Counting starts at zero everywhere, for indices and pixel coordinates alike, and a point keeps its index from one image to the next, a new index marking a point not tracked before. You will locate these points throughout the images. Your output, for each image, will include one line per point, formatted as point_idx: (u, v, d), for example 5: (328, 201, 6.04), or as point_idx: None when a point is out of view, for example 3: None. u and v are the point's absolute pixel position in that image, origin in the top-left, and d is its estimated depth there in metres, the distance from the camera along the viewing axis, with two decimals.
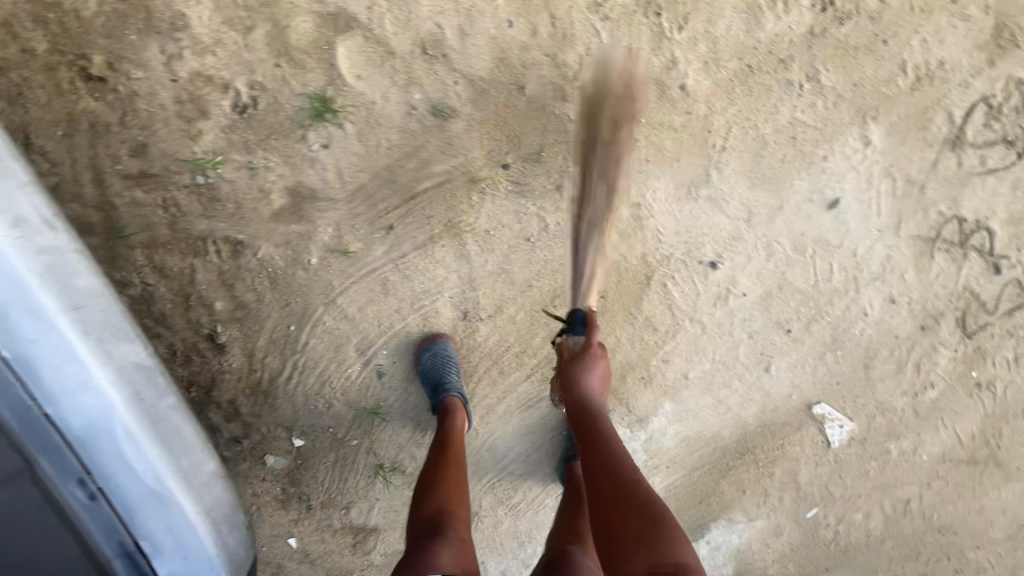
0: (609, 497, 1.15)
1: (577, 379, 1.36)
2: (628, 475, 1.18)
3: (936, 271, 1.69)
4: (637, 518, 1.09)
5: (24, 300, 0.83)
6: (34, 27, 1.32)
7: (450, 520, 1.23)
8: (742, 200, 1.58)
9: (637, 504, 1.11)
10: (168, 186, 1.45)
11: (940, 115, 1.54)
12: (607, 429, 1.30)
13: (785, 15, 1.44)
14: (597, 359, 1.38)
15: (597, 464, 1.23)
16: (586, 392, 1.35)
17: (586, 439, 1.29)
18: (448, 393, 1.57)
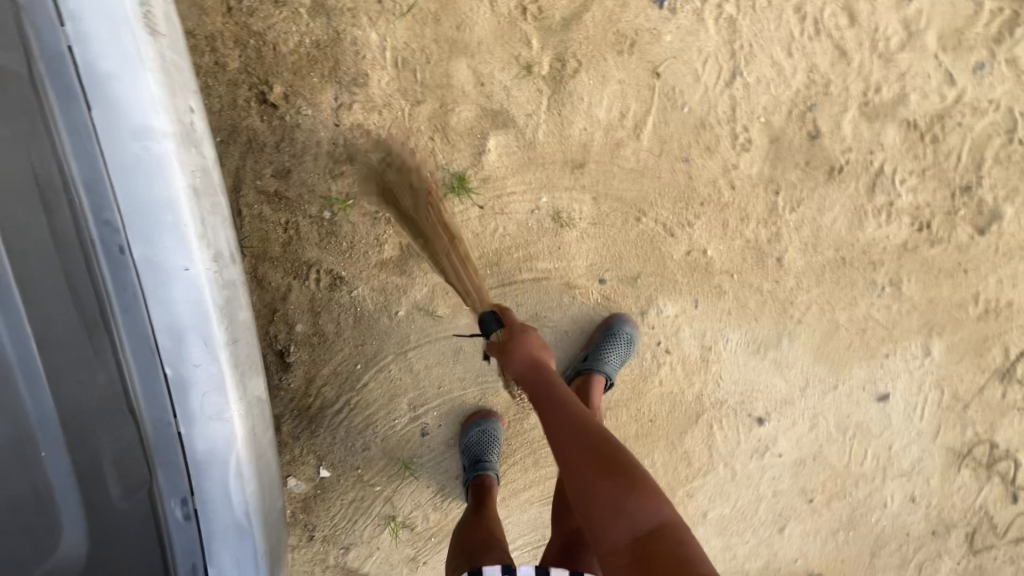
0: (575, 464, 1.09)
1: (519, 352, 1.22)
2: (590, 434, 1.12)
3: (959, 483, 1.77)
4: (608, 478, 1.05)
5: (200, 326, 0.88)
6: (233, 47, 1.44)
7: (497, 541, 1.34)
8: (803, 370, 1.68)
9: (611, 464, 1.07)
10: (296, 212, 1.55)
11: (997, 347, 1.67)
12: (559, 383, 1.22)
13: (885, 224, 1.58)
14: (531, 330, 1.26)
15: (558, 425, 1.15)
16: (537, 359, 1.22)
17: (540, 395, 1.20)
18: (485, 472, 1.62)
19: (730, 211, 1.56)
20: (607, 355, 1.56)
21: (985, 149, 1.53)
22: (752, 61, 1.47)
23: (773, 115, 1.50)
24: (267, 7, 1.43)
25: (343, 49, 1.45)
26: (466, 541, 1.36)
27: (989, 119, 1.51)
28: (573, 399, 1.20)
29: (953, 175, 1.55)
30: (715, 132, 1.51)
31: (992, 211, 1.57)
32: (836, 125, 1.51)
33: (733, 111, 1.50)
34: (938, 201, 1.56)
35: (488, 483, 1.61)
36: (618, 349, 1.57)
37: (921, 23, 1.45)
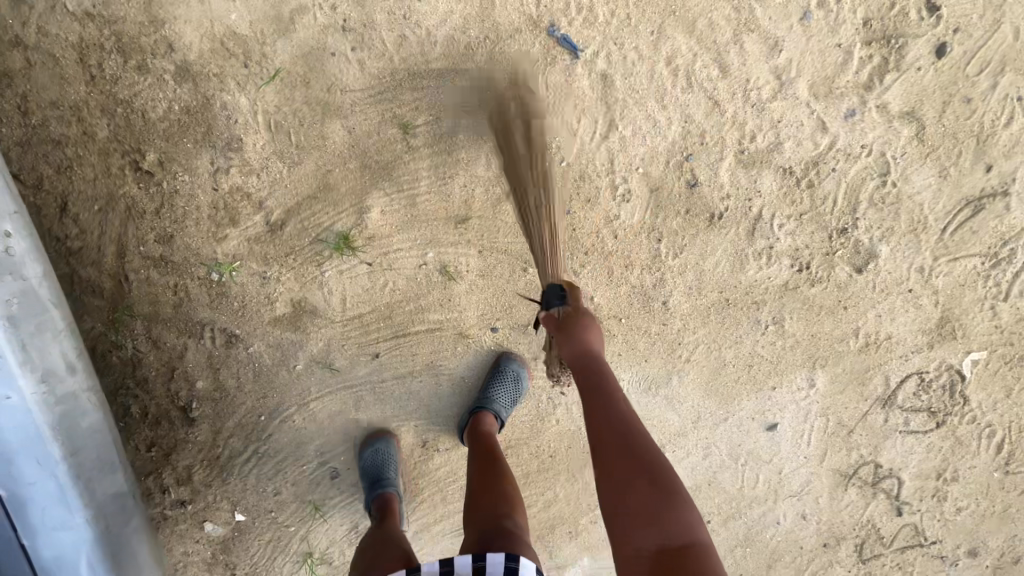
0: (613, 462, 1.05)
1: (576, 338, 1.19)
2: (632, 438, 1.07)
3: (847, 500, 1.87)
4: (646, 490, 1.01)
5: (36, 451, 1.12)
6: (100, 116, 1.42)
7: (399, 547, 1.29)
8: (694, 404, 1.75)
9: (651, 477, 1.02)
10: (183, 274, 1.55)
11: (878, 376, 1.74)
12: (611, 376, 1.17)
13: (766, 267, 1.62)
14: (591, 321, 1.22)
15: (600, 418, 1.11)
16: (590, 348, 1.19)
17: (590, 385, 1.17)
18: (386, 488, 1.62)
19: (614, 259, 1.59)
20: (494, 392, 1.62)
21: (859, 192, 1.56)
22: (627, 113, 1.48)
23: (651, 166, 1.52)
24: (130, 74, 1.40)
25: (214, 114, 1.44)
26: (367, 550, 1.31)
27: (862, 163, 1.54)
28: (622, 397, 1.14)
29: (830, 218, 1.58)
30: (594, 184, 1.53)
31: (869, 250, 1.61)
32: (713, 173, 1.53)
33: (611, 163, 1.51)
34: (817, 242, 1.60)
35: (390, 498, 1.60)
36: (501, 382, 1.62)
37: (792, 72, 1.46)
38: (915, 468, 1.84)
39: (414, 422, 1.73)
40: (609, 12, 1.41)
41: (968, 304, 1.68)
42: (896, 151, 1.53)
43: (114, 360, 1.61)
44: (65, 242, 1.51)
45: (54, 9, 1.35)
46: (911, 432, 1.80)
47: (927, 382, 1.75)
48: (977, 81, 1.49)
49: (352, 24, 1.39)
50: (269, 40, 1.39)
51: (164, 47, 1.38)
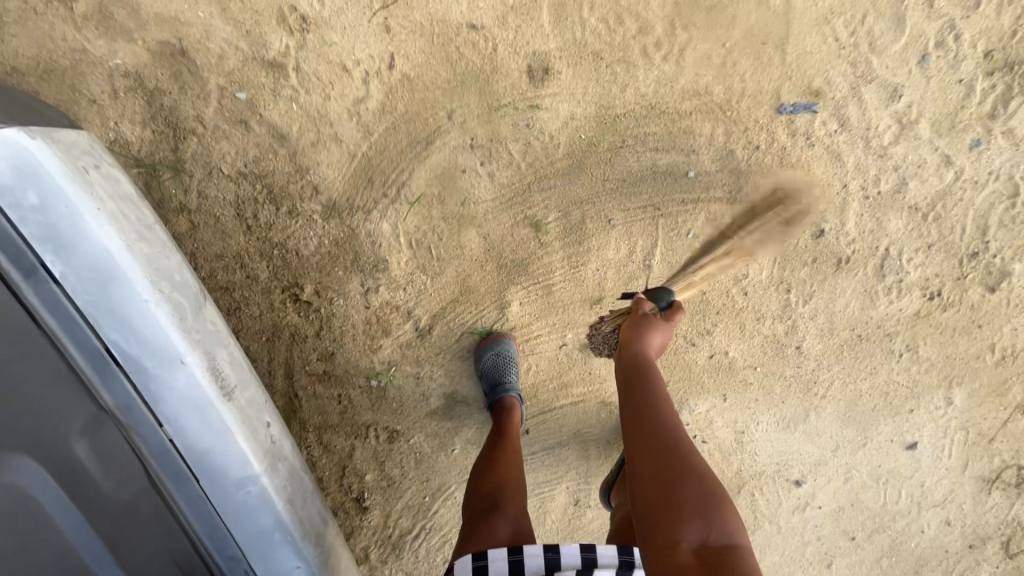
0: (660, 461, 1.06)
1: (643, 339, 1.30)
2: (681, 445, 1.08)
3: (991, 503, 1.88)
4: (695, 491, 1.00)
5: None
6: (260, 260, 1.54)
7: (507, 497, 1.25)
8: (833, 435, 1.79)
9: (697, 476, 1.02)
10: (346, 385, 1.68)
11: (1017, 386, 1.75)
12: (660, 388, 1.21)
13: (897, 300, 1.64)
14: (669, 330, 1.34)
15: (651, 422, 1.14)
16: (648, 356, 1.29)
17: (636, 395, 1.21)
18: (506, 391, 1.57)
19: (745, 314, 1.64)
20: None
21: (989, 216, 1.56)
22: (750, 180, 1.51)
23: (776, 224, 1.55)
24: (283, 219, 1.51)
25: (360, 242, 1.54)
26: (474, 492, 1.28)
27: (990, 189, 1.53)
28: (669, 406, 1.18)
29: (959, 245, 1.59)
30: (721, 250, 1.57)
31: (1000, 270, 1.62)
32: (838, 221, 1.55)
33: (736, 228, 1.55)
34: (947, 270, 1.61)
35: (510, 404, 1.56)
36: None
37: (913, 114, 1.46)
38: None
39: (566, 485, 1.81)
40: (725, 89, 1.42)
41: None
42: None
43: None
44: None
45: (210, 173, 1.45)
46: None
47: None
48: None
49: (480, 141, 1.45)
50: (405, 168, 1.47)
51: (311, 191, 1.48)
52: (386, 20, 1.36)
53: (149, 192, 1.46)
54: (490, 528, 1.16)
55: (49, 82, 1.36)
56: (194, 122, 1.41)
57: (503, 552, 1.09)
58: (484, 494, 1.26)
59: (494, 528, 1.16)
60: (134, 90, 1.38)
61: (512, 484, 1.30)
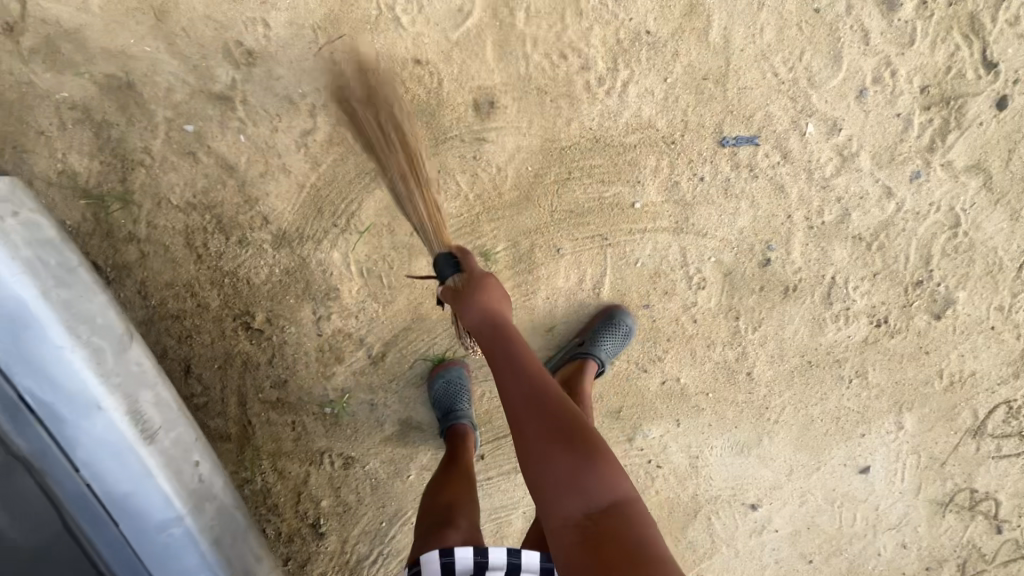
0: (533, 438, 0.95)
1: (473, 314, 1.04)
2: (553, 409, 0.96)
3: (946, 525, 1.89)
4: (568, 459, 0.93)
5: None
6: (211, 288, 1.55)
7: (460, 511, 1.28)
8: (787, 459, 1.81)
9: (569, 439, 0.94)
10: (300, 412, 1.68)
11: (967, 411, 1.77)
12: (520, 342, 1.03)
13: (844, 327, 1.66)
14: (490, 286, 1.06)
15: (513, 392, 0.99)
16: (494, 327, 1.04)
17: (497, 359, 1.03)
18: (459, 419, 1.58)
19: (695, 341, 1.66)
20: (602, 341, 1.55)
21: (931, 246, 1.59)
22: (696, 210, 1.53)
23: (722, 253, 1.57)
24: (233, 248, 1.51)
25: (311, 271, 1.55)
26: (430, 508, 1.30)
27: (931, 220, 1.56)
28: (534, 362, 1.02)
29: (904, 274, 1.61)
30: (670, 278, 1.59)
31: (945, 298, 1.64)
32: (784, 250, 1.58)
33: (683, 257, 1.57)
34: (892, 297, 1.64)
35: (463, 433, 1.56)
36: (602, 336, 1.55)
37: (853, 147, 1.48)
38: (1012, 488, 1.86)
39: (523, 511, 1.81)
40: (668, 122, 1.44)
41: None
42: (965, 203, 1.55)
43: (247, 492, 1.72)
44: (192, 399, 1.64)
45: (159, 203, 1.46)
46: (1004, 457, 1.83)
47: (1016, 409, 1.78)
48: None
49: (427, 173, 1.47)
50: (354, 199, 1.48)
51: (260, 221, 1.49)
52: (331, 55, 1.37)
53: (98, 222, 1.46)
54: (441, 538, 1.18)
55: None
56: (142, 153, 1.42)
57: (436, 555, 1.13)
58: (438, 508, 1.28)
59: (445, 538, 1.18)
60: (81, 122, 1.39)
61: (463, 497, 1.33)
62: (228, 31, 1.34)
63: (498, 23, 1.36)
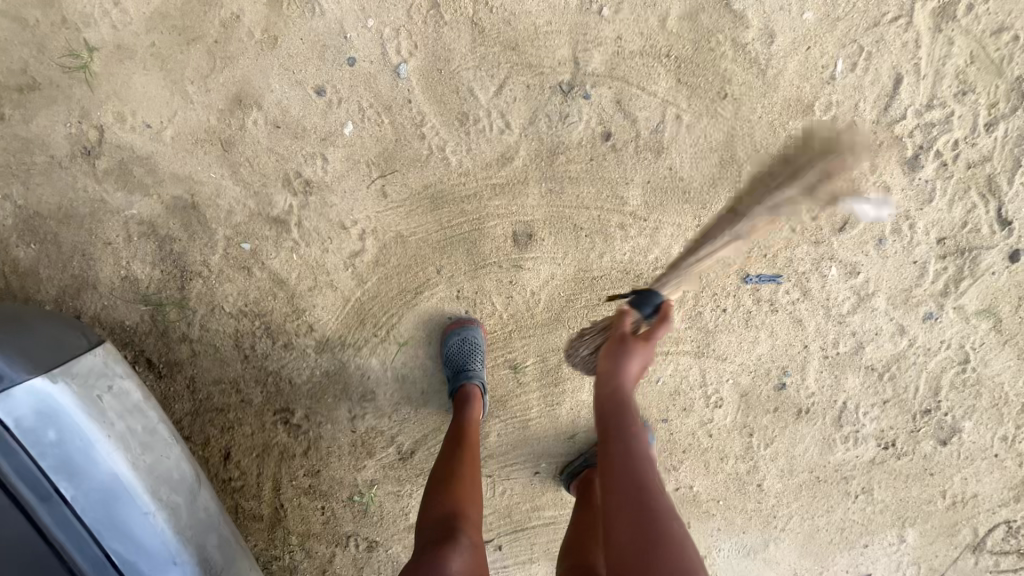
0: (625, 530, 0.95)
1: (623, 362, 1.12)
2: (656, 514, 0.95)
3: None
4: (670, 568, 0.90)
5: None
6: (255, 386, 1.64)
7: (465, 522, 1.19)
8: (792, 564, 1.86)
9: (669, 544, 0.92)
10: (330, 498, 1.75)
11: (967, 528, 1.84)
12: (637, 423, 1.07)
13: (852, 447, 1.74)
14: (650, 348, 1.12)
15: (616, 477, 1.01)
16: (625, 379, 1.12)
17: (612, 437, 1.06)
18: (465, 380, 1.52)
19: (710, 453, 1.74)
20: None
21: (940, 378, 1.67)
22: (717, 336, 1.61)
23: (740, 376, 1.65)
24: (278, 351, 1.60)
25: (349, 373, 1.63)
26: (428, 515, 1.20)
27: (941, 355, 1.64)
28: (646, 447, 1.05)
29: (913, 402, 1.69)
30: (688, 395, 1.67)
31: (951, 425, 1.72)
32: (799, 376, 1.66)
33: (703, 377, 1.65)
34: (901, 423, 1.71)
35: (469, 392, 1.51)
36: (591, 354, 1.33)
37: (870, 288, 1.56)
38: None
39: None
40: None
41: None
42: (975, 342, 1.63)
43: (274, 569, 1.77)
44: (229, 483, 1.70)
45: (212, 309, 1.55)
46: None
47: (1015, 529, 1.84)
48: None
49: (466, 293, 1.56)
50: (396, 313, 1.57)
51: (306, 328, 1.58)
52: (382, 187, 1.46)
53: (154, 323, 1.56)
54: (441, 561, 1.09)
55: (68, 225, 1.47)
56: (201, 266, 1.51)
57: None
58: (440, 517, 1.19)
59: (448, 562, 1.09)
60: (146, 235, 1.48)
61: (471, 510, 1.23)
62: (289, 162, 1.43)
63: (542, 165, 1.44)
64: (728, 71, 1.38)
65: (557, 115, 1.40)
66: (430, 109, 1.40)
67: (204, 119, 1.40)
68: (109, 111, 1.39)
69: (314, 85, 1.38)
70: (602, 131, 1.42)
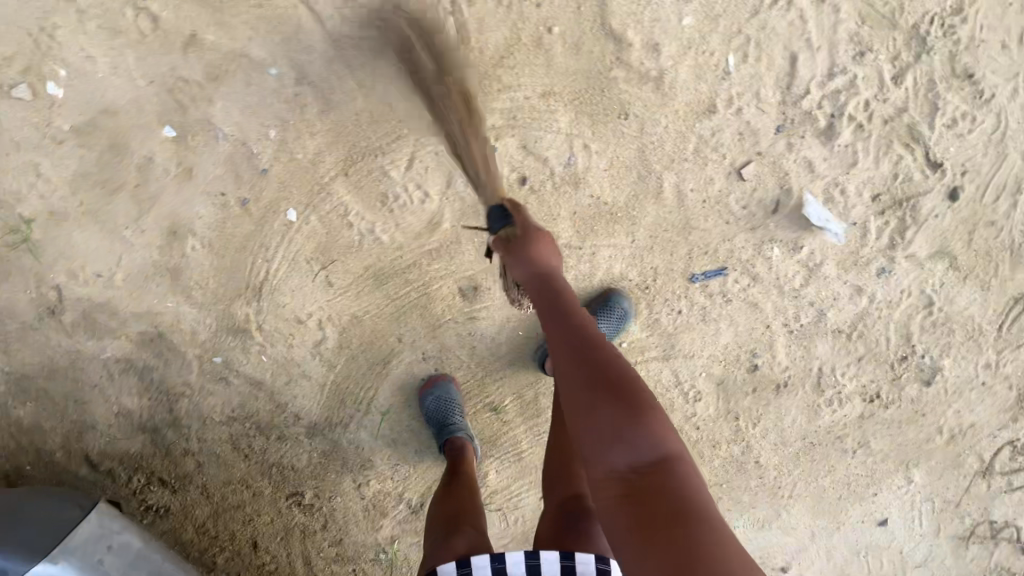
0: (575, 380, 0.91)
1: (530, 259, 1.08)
2: (596, 354, 0.93)
3: (974, 556, 2.01)
4: (612, 401, 0.87)
5: None
6: (263, 477, 1.73)
7: (464, 517, 1.26)
8: (807, 525, 1.93)
9: (609, 386, 0.89)
10: (360, 560, 1.83)
11: (972, 456, 1.88)
12: (565, 291, 1.05)
13: (838, 409, 1.77)
14: (546, 239, 1.10)
15: (555, 338, 0.98)
16: (547, 266, 1.09)
17: (541, 305, 1.04)
18: (455, 433, 1.59)
19: (702, 444, 1.79)
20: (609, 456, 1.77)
21: (909, 325, 1.68)
22: (681, 335, 1.65)
23: (712, 367, 1.69)
24: (274, 444, 1.69)
25: (344, 448, 1.72)
26: (431, 518, 1.29)
27: (904, 304, 1.66)
28: (578, 308, 1.03)
29: (887, 353, 1.71)
30: (668, 396, 1.72)
31: (931, 366, 1.74)
32: (769, 354, 1.69)
33: (676, 377, 1.70)
34: (880, 375, 1.74)
35: (462, 443, 1.57)
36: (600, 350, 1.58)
37: (817, 259, 1.58)
38: None
39: None
40: (640, 272, 1.57)
41: None
42: (934, 284, 1.64)
43: None
44: (262, 569, 1.77)
45: (203, 421, 1.65)
46: (1016, 489, 1.94)
47: (1020, 446, 1.88)
48: (996, 205, 1.56)
49: (430, 352, 1.62)
50: (371, 386, 1.65)
51: (293, 418, 1.67)
52: (326, 277, 1.52)
53: (156, 445, 1.66)
54: (446, 545, 1.17)
55: (54, 379, 1.57)
56: (182, 386, 1.60)
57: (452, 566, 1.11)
58: (441, 517, 1.27)
59: (452, 544, 1.16)
60: (126, 371, 1.58)
61: (471, 509, 1.30)
62: (234, 276, 1.50)
63: (469, 222, 1.49)
64: (623, 92, 1.39)
65: None
66: (350, 198, 1.44)
67: (145, 257, 1.47)
68: (59, 271, 1.47)
69: (234, 198, 1.42)
70: (518, 176, 1.45)
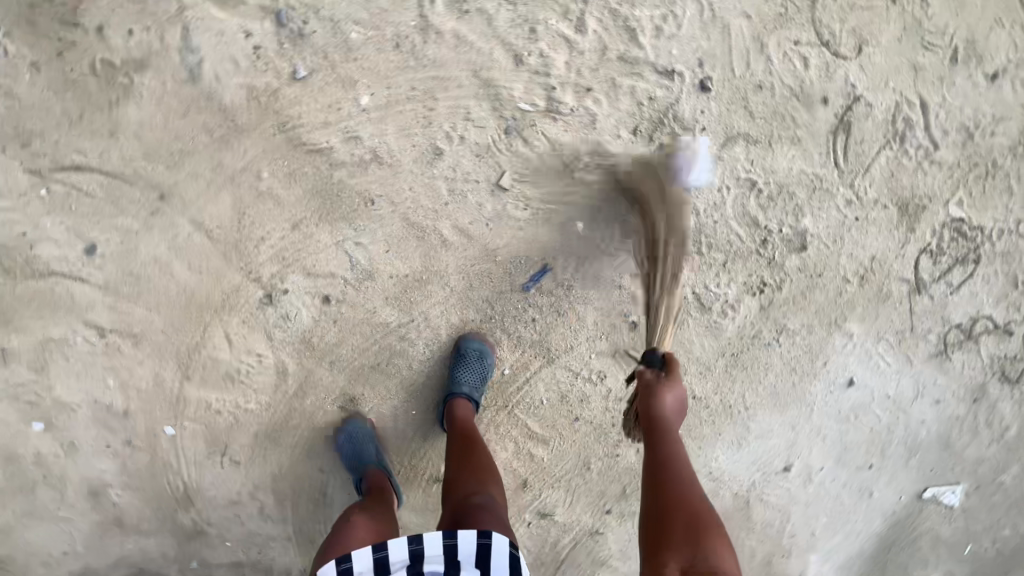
0: (664, 496, 1.13)
1: (660, 395, 1.32)
2: (689, 492, 1.13)
3: (960, 363, 1.92)
4: (689, 531, 1.05)
5: None
6: None
7: (372, 512, 1.39)
8: (782, 422, 1.91)
9: (696, 518, 1.07)
10: None
11: (895, 282, 1.81)
12: (678, 445, 1.24)
13: (734, 314, 1.76)
14: (679, 384, 1.35)
15: (659, 462, 1.21)
16: (667, 403, 1.31)
17: (658, 444, 1.25)
18: (369, 470, 1.57)
19: None
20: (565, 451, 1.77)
21: (748, 212, 1.66)
22: (551, 337, 1.69)
23: (600, 344, 1.70)
24: None
25: None
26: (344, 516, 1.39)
27: (729, 198, 1.65)
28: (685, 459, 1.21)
29: (746, 248, 1.70)
30: (578, 389, 1.73)
31: (795, 232, 1.70)
32: (640, 308, 1.69)
33: (572, 371, 1.71)
34: (754, 266, 1.72)
35: (378, 478, 1.55)
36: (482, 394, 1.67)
37: (624, 208, 1.60)
38: (993, 297, 1.86)
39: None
40: (476, 310, 1.63)
41: (908, 180, 1.71)
42: (744, 166, 1.62)
43: None
44: None
45: None
46: (962, 285, 1.83)
47: (937, 249, 1.78)
48: (753, 70, 1.58)
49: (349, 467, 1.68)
50: (318, 516, 1.72)
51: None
52: (232, 459, 1.63)
53: None
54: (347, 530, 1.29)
55: None
56: None
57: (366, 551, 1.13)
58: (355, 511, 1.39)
59: (354, 531, 1.28)
60: None
61: (381, 508, 1.43)
62: (156, 497, 1.64)
63: (307, 354, 1.58)
64: (359, 185, 1.49)
65: (281, 320, 1.54)
66: (205, 393, 1.57)
67: (80, 521, 1.63)
68: (32, 570, 1.65)
69: (115, 442, 1.58)
70: (320, 299, 1.54)
